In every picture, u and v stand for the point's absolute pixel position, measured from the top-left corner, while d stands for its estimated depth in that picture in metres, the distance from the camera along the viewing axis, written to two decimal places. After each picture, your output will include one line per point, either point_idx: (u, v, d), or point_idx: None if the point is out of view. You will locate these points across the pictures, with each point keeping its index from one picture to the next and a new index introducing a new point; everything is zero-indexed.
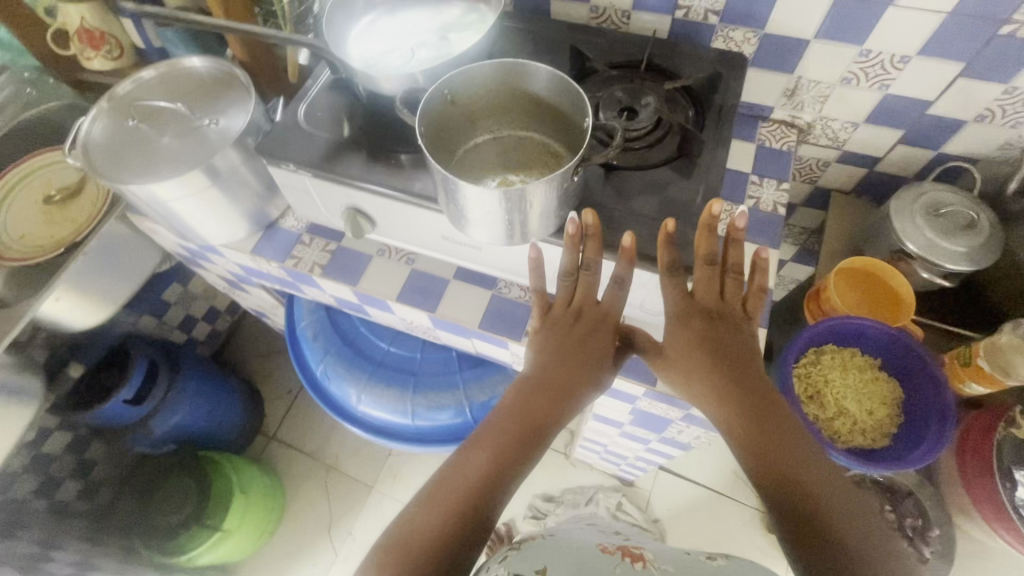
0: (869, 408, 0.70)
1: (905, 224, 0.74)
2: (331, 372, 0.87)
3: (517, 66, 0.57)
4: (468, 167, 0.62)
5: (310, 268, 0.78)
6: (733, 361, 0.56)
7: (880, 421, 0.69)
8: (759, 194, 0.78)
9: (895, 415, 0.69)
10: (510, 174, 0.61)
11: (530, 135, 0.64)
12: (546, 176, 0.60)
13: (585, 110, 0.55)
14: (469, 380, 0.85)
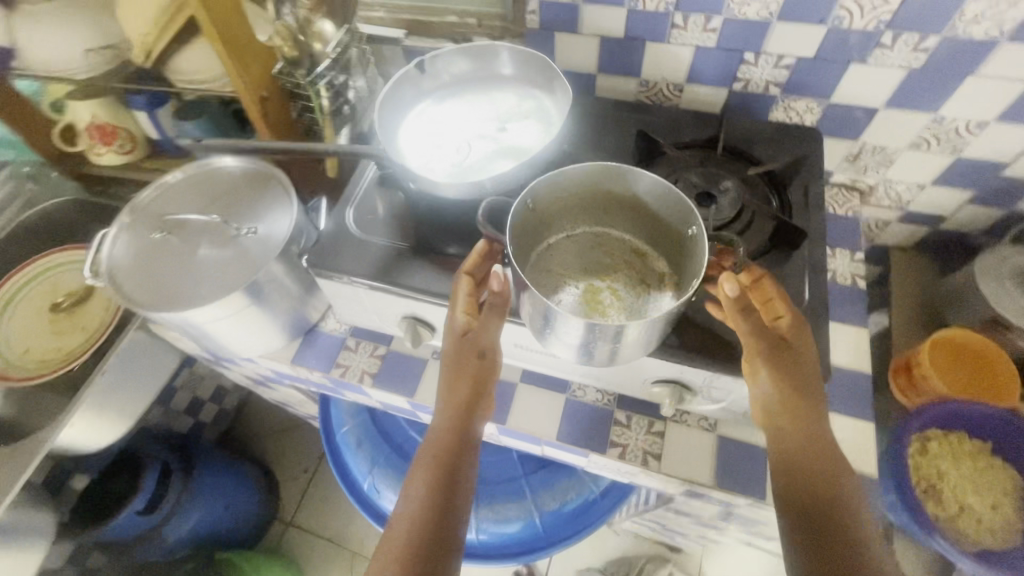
0: (991, 501, 0.65)
1: (995, 292, 0.70)
2: (381, 484, 0.79)
3: (616, 169, 0.51)
4: (546, 270, 0.56)
5: (359, 377, 0.71)
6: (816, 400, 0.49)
7: (1005, 515, 0.64)
8: (834, 266, 0.74)
9: (1019, 507, 0.64)
10: (593, 278, 0.55)
11: (608, 230, 0.59)
12: (635, 282, 0.55)
13: (694, 222, 0.50)
14: (536, 485, 0.78)
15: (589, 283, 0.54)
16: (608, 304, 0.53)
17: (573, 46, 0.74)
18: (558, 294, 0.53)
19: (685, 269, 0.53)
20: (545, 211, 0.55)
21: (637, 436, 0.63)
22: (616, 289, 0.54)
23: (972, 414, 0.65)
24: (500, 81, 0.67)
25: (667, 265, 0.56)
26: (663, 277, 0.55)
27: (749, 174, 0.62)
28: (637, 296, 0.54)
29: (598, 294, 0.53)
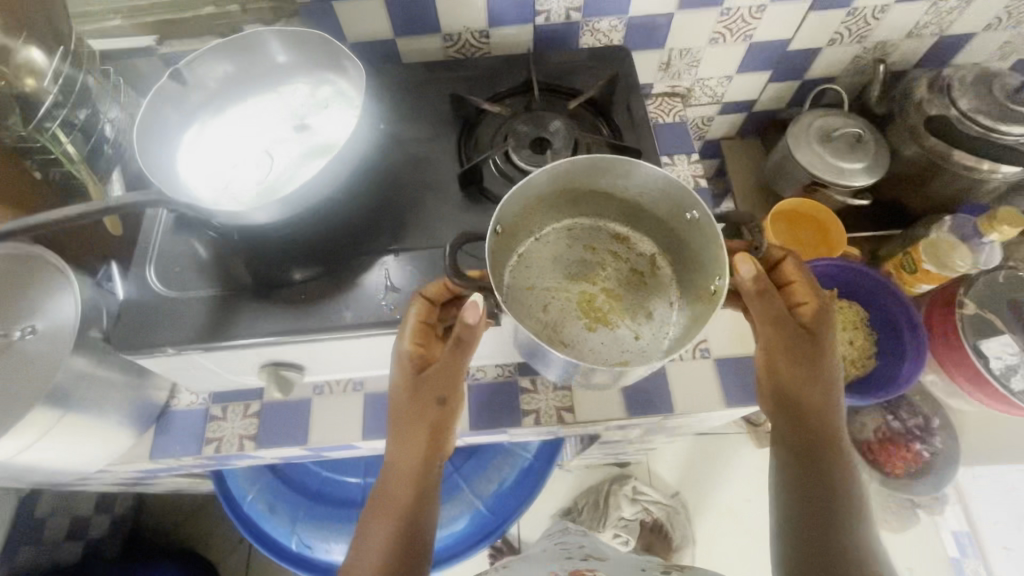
0: (849, 337, 0.71)
1: (808, 157, 0.77)
2: (310, 538, 0.72)
3: (604, 162, 0.50)
4: (526, 287, 0.55)
5: (239, 445, 0.62)
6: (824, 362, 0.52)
7: (860, 347, 0.72)
8: (676, 173, 0.77)
9: (869, 335, 0.72)
10: (582, 280, 0.56)
11: (584, 224, 0.58)
12: (624, 273, 0.57)
13: (691, 207, 0.50)
14: (470, 475, 0.75)
15: (581, 287, 0.55)
16: (605, 307, 0.55)
17: (358, 14, 0.66)
18: (553, 316, 0.53)
19: (681, 249, 0.55)
20: (517, 218, 0.53)
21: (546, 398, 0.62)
22: (609, 288, 0.56)
23: (816, 267, 0.73)
24: (282, 72, 0.58)
25: (652, 246, 0.58)
26: (653, 261, 0.58)
27: (572, 108, 0.61)
28: (631, 288, 0.56)
29: (592, 300, 0.55)
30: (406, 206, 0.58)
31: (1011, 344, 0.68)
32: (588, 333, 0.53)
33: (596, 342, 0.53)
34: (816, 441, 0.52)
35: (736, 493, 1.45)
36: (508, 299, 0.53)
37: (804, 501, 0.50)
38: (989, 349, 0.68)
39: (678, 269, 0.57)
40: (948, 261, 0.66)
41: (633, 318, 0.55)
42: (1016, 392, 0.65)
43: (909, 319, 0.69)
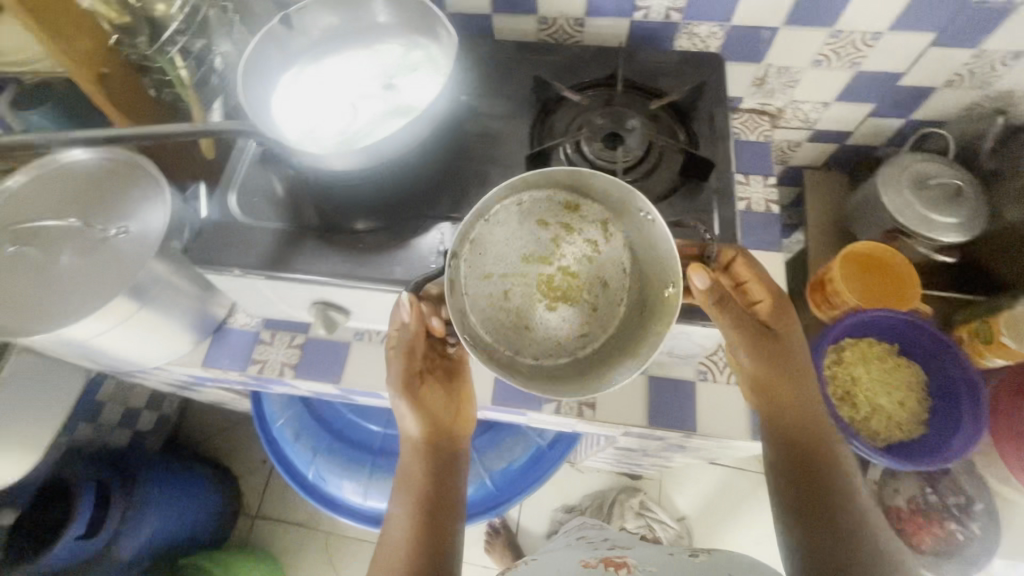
0: (899, 398, 0.69)
1: (896, 201, 0.72)
2: (325, 472, 0.77)
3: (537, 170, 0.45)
4: (480, 273, 0.51)
5: (279, 371, 0.66)
6: (789, 359, 0.55)
7: (912, 409, 0.68)
8: (748, 194, 0.75)
9: (924, 399, 0.68)
10: (534, 252, 0.52)
11: (520, 180, 0.51)
12: (575, 240, 0.52)
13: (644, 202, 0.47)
14: (483, 447, 0.77)
15: (537, 268, 0.52)
16: (564, 285, 0.52)
17: None
18: (513, 304, 0.51)
19: (631, 225, 0.51)
20: (461, 205, 0.48)
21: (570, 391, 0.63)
22: (566, 265, 0.52)
23: (880, 318, 0.70)
24: (379, 32, 0.61)
25: (602, 212, 0.52)
26: (605, 224, 0.52)
27: (653, 109, 0.60)
28: (589, 267, 0.52)
29: (551, 281, 0.51)
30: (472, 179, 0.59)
31: None
32: (548, 319, 0.51)
33: (557, 329, 0.51)
34: (802, 444, 0.55)
35: (746, 532, 1.40)
36: (462, 288, 0.50)
37: (804, 515, 0.52)
38: None
39: (630, 228, 0.51)
40: None
41: (593, 293, 0.52)
42: None
43: (970, 386, 0.65)
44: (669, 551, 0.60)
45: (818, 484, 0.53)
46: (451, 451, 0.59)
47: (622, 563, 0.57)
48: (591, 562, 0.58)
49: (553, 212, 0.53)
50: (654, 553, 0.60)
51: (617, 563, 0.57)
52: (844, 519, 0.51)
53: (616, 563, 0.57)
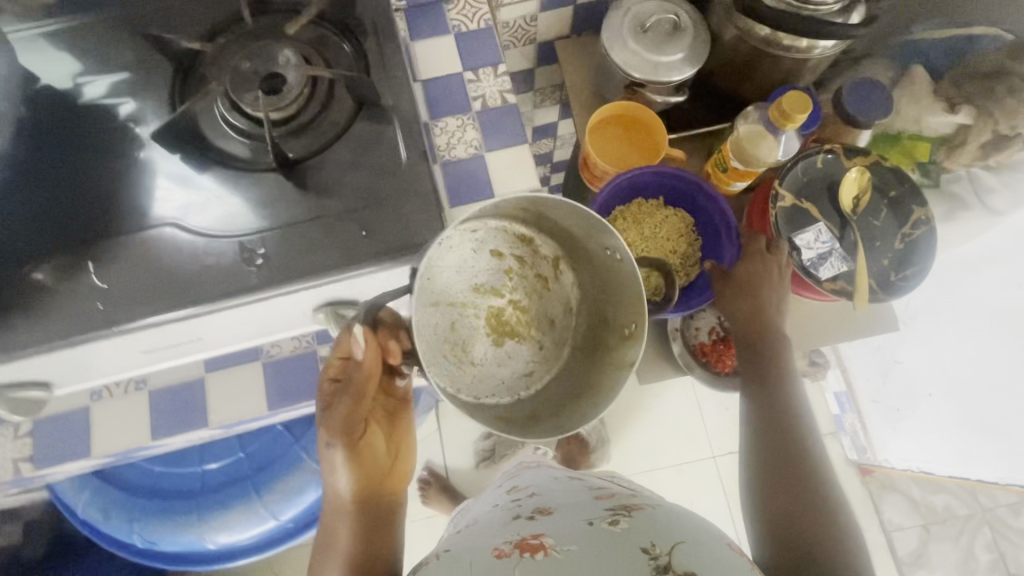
0: (672, 247, 0.71)
1: (623, 54, 0.69)
2: (155, 534, 0.71)
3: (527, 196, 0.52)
4: (435, 301, 0.60)
5: (15, 468, 0.56)
6: (759, 304, 0.62)
7: (684, 256, 0.71)
8: (482, 91, 0.69)
9: (693, 240, 0.71)
10: (486, 289, 0.63)
11: (485, 219, 0.61)
12: (518, 281, 0.64)
13: (604, 233, 0.53)
14: (311, 444, 0.72)
15: (491, 301, 0.63)
16: (511, 318, 0.64)
17: None
18: (460, 336, 0.62)
19: (580, 261, 0.63)
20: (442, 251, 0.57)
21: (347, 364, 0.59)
22: (516, 299, 0.64)
23: (633, 178, 0.69)
24: None
25: (554, 248, 0.64)
26: (555, 262, 0.65)
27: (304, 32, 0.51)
28: (536, 298, 0.65)
29: (501, 314, 0.63)
30: (117, 181, 0.49)
31: (824, 233, 0.68)
32: (494, 351, 0.64)
33: (500, 357, 0.64)
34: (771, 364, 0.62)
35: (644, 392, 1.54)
36: (429, 338, 0.59)
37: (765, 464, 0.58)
38: (800, 239, 0.67)
39: (574, 269, 0.65)
40: (755, 156, 0.62)
41: (538, 327, 0.65)
42: (823, 281, 0.65)
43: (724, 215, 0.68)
44: (589, 517, 0.50)
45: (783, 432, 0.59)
46: (385, 498, 0.57)
47: (539, 545, 0.45)
48: (505, 550, 0.46)
49: (508, 245, 0.63)
50: (568, 524, 0.49)
51: (532, 545, 0.46)
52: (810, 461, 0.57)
53: (533, 546, 0.46)
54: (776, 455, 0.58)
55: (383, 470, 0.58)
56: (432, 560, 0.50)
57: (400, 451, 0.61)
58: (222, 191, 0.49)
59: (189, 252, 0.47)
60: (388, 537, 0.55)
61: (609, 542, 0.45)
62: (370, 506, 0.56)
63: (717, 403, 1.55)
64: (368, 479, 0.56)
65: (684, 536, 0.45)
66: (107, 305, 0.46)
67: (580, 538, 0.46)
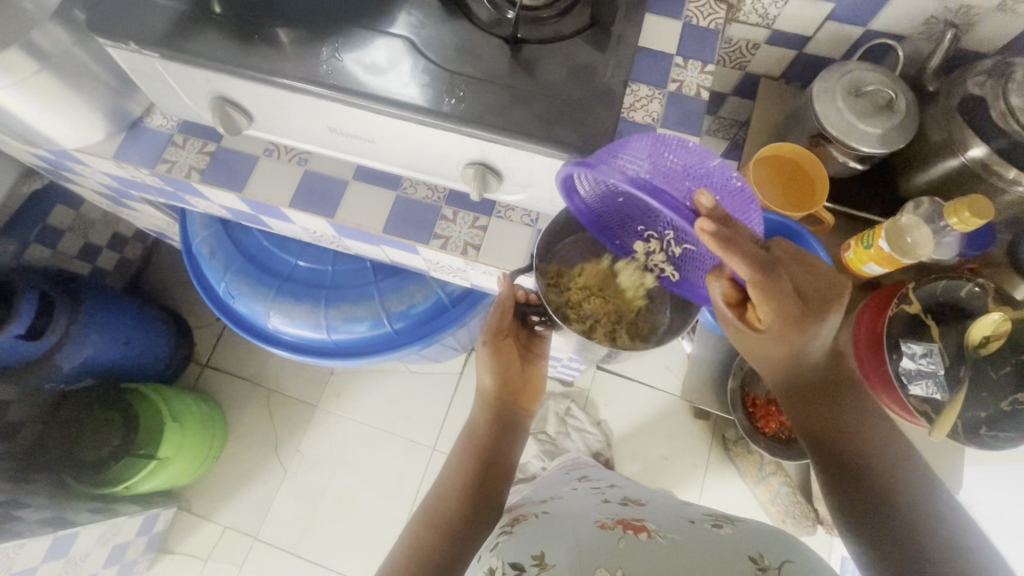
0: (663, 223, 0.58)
1: (826, 106, 0.71)
2: (236, 290, 0.81)
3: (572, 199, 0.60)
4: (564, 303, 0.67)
5: (187, 173, 0.68)
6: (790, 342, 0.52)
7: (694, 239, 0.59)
8: (682, 77, 0.73)
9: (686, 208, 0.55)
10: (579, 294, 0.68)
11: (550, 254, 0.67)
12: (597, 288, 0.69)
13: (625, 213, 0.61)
14: (385, 289, 0.80)
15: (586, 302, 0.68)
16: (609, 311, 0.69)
17: None
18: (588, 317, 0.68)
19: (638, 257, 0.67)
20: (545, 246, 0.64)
21: (459, 229, 0.66)
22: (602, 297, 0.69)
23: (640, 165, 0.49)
24: None
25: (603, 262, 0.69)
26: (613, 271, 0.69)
27: None
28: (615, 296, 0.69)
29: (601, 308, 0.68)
30: None
31: (934, 354, 0.66)
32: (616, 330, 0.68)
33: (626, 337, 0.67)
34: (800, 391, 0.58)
35: (654, 448, 1.55)
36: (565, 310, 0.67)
37: (835, 471, 0.56)
38: (907, 347, 0.65)
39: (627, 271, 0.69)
40: (907, 249, 0.62)
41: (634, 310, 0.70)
42: (909, 394, 0.63)
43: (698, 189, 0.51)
44: (689, 517, 0.56)
45: (855, 445, 0.55)
46: (516, 412, 0.76)
47: (643, 527, 0.53)
48: (610, 523, 0.54)
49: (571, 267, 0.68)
50: (670, 518, 0.55)
51: (636, 526, 0.53)
52: (892, 482, 0.53)
53: (636, 527, 0.53)
54: (861, 476, 0.54)
55: (517, 392, 0.76)
56: (535, 517, 0.59)
57: (533, 386, 0.79)
58: (452, 37, 0.57)
59: (404, 65, 0.55)
60: (510, 435, 0.74)
61: (714, 540, 0.50)
62: (502, 404, 0.75)
63: (719, 497, 1.51)
64: (504, 383, 0.75)
65: (793, 556, 0.48)
66: (329, 70, 0.55)
67: (682, 533, 0.52)
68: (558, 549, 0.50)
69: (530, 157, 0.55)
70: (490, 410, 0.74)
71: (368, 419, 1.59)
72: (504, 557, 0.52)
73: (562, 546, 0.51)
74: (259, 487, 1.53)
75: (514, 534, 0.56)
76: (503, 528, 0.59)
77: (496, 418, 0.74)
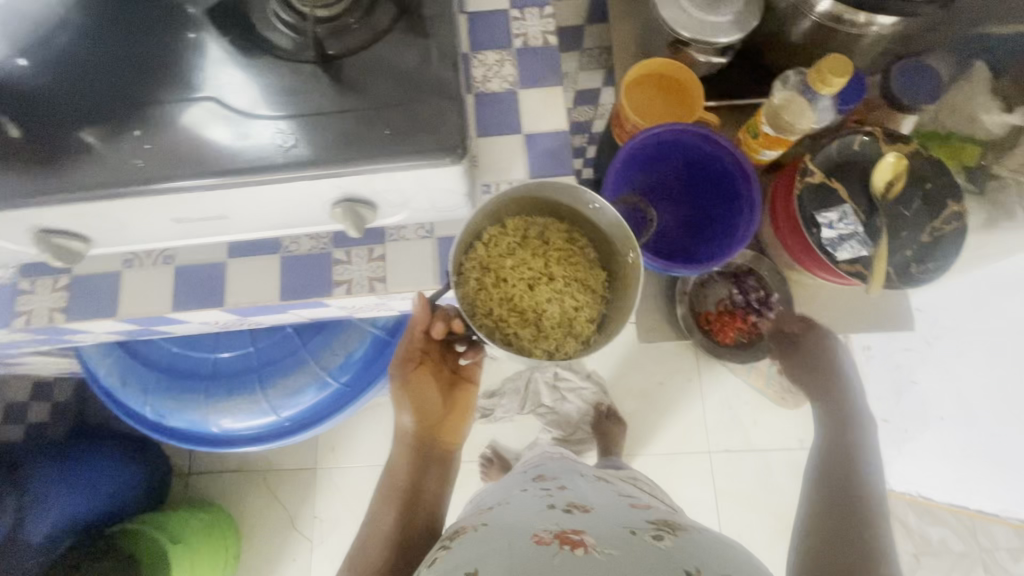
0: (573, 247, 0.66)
1: (670, 10, 0.69)
2: (164, 408, 0.76)
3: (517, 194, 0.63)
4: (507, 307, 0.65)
5: (49, 318, 0.62)
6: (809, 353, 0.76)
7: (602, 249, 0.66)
8: (525, 29, 0.70)
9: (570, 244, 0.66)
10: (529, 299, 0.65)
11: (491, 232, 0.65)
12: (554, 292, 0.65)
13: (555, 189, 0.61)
14: (318, 349, 0.76)
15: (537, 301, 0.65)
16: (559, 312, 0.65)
17: None
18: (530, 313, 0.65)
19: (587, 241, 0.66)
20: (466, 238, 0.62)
21: (358, 268, 0.62)
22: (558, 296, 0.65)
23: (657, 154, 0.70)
24: None
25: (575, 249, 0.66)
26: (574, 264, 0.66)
27: None
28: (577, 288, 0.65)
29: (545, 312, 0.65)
30: (171, 57, 0.52)
31: (849, 215, 0.66)
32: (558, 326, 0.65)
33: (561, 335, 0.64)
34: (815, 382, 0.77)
35: (647, 378, 1.58)
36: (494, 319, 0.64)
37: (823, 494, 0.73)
38: (822, 218, 0.66)
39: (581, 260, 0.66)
40: (790, 123, 0.62)
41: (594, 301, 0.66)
42: (840, 262, 0.64)
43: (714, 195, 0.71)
44: (630, 527, 0.59)
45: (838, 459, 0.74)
46: (436, 447, 0.75)
47: (580, 543, 0.54)
48: (547, 539, 0.54)
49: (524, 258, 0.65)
50: (611, 531, 0.57)
51: (574, 541, 0.54)
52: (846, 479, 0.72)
53: (574, 541, 0.54)
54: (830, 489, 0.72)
55: (437, 424, 0.75)
56: (473, 529, 0.59)
57: (458, 410, 0.76)
58: (261, 81, 0.51)
59: (218, 127, 0.50)
60: (433, 474, 0.74)
61: (652, 551, 0.53)
62: (418, 447, 0.73)
63: (720, 400, 1.56)
64: (421, 422, 0.73)
65: (728, 566, 0.51)
66: (146, 164, 0.50)
67: (621, 546, 0.54)
68: (493, 566, 0.51)
69: (393, 177, 0.51)
70: (405, 452, 0.73)
71: (371, 460, 1.56)
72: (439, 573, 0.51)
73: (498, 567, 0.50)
74: (289, 566, 1.50)
75: (453, 547, 0.56)
76: (442, 543, 0.58)
77: (420, 456, 0.73)
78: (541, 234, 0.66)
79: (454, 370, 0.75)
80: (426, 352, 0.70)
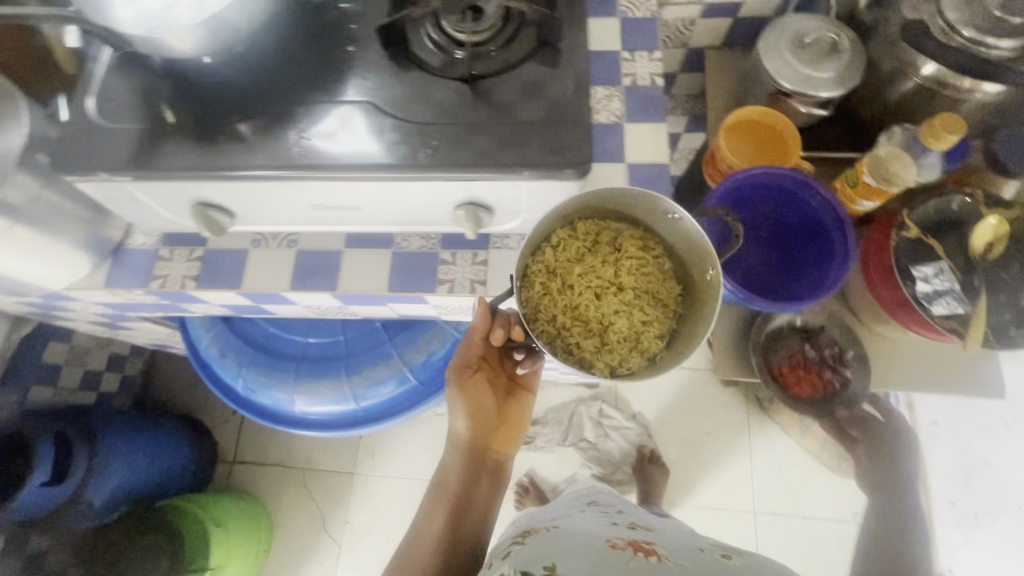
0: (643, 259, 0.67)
1: (775, 63, 0.73)
2: (254, 384, 0.81)
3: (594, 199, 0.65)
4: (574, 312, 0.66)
5: (181, 283, 0.68)
6: None
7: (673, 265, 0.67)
8: (634, 70, 0.75)
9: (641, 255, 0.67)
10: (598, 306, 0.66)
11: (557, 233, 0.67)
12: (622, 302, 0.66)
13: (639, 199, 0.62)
14: (402, 345, 0.80)
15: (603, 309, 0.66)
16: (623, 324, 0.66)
17: None
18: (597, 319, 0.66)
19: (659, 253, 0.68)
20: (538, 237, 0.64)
21: (462, 269, 0.66)
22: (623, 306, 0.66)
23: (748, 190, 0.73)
24: None
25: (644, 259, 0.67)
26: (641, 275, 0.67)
27: None
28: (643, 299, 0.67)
29: (610, 321, 0.66)
30: (335, 67, 0.59)
31: (945, 272, 0.67)
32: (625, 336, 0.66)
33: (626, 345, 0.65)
34: None
35: (694, 426, 1.55)
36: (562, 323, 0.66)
37: None
38: (917, 271, 0.66)
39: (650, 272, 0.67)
40: (893, 175, 0.64)
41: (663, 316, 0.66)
42: (935, 316, 0.64)
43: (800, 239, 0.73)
44: (698, 546, 0.59)
45: None
46: (490, 456, 0.75)
47: (653, 551, 0.54)
48: (621, 543, 0.55)
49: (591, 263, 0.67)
50: (681, 547, 0.57)
51: (646, 548, 0.55)
52: None
53: (647, 549, 0.55)
54: None
55: (490, 432, 0.75)
56: (543, 531, 0.60)
57: (510, 422, 0.76)
58: (410, 92, 0.58)
59: (370, 127, 0.56)
60: (487, 482, 0.74)
61: (725, 567, 0.53)
62: (473, 455, 0.73)
63: (769, 459, 1.50)
64: (476, 429, 0.74)
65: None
66: (302, 152, 0.56)
67: (693, 559, 0.54)
68: (569, 560, 0.51)
69: (516, 186, 0.56)
70: (458, 456, 0.73)
71: (408, 472, 1.57)
72: (516, 563, 0.52)
73: (575, 560, 0.51)
74: (315, 568, 1.50)
75: (525, 544, 0.57)
76: (513, 539, 0.59)
77: (472, 464, 0.73)
78: (611, 242, 0.68)
79: (511, 378, 0.77)
80: (484, 358, 0.73)
